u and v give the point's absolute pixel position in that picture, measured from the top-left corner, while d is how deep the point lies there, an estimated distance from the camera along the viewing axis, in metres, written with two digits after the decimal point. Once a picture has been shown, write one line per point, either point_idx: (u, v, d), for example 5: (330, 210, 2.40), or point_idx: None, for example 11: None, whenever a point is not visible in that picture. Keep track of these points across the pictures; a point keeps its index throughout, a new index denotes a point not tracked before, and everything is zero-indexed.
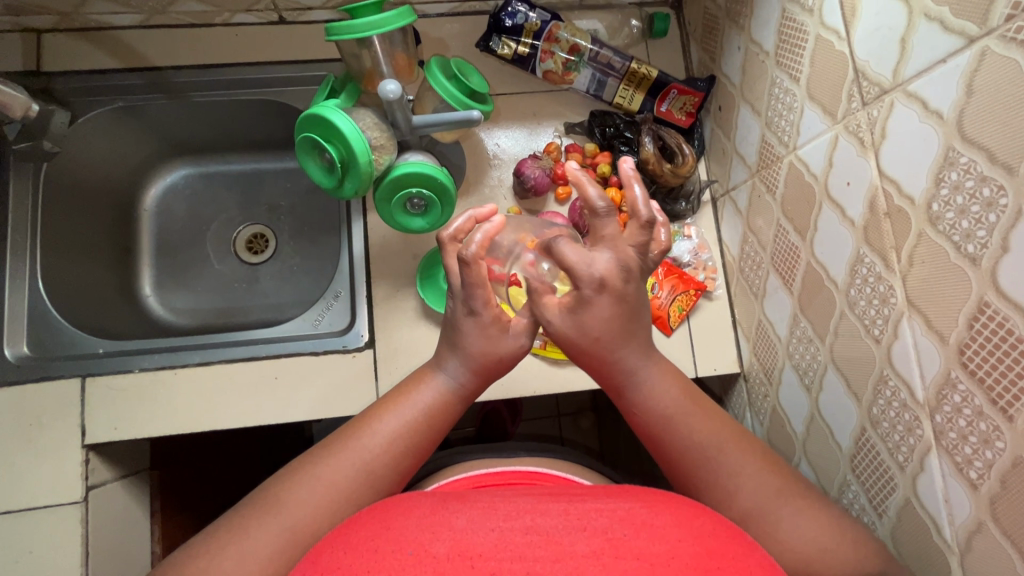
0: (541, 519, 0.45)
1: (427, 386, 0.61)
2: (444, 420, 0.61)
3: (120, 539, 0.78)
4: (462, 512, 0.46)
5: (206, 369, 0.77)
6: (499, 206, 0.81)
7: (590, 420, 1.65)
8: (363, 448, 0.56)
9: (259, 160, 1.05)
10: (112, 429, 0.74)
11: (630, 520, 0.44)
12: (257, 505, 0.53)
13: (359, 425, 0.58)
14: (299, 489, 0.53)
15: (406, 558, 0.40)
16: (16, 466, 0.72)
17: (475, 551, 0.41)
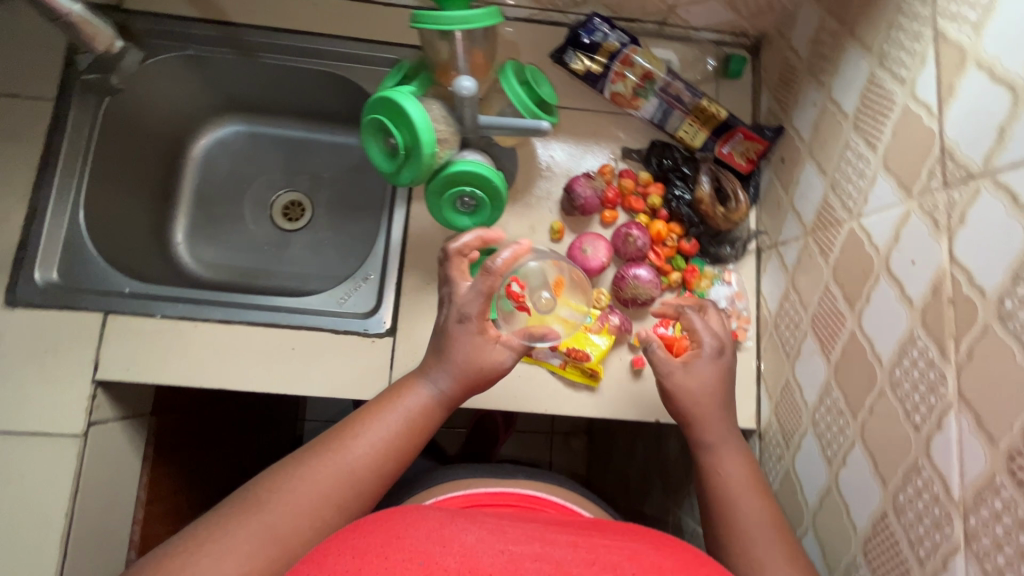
0: (549, 549, 0.45)
1: (414, 395, 0.62)
2: (427, 428, 0.62)
3: (110, 479, 0.78)
4: (471, 532, 0.47)
5: (226, 328, 0.76)
6: (543, 219, 0.80)
7: (582, 443, 1.63)
8: (345, 455, 0.56)
9: (311, 129, 1.05)
10: (124, 370, 0.74)
11: (641, 560, 0.44)
12: (240, 505, 0.52)
13: (344, 432, 0.59)
14: (281, 496, 0.53)
15: (417, 568, 0.40)
16: (24, 388, 0.72)
17: (484, 570, 0.40)
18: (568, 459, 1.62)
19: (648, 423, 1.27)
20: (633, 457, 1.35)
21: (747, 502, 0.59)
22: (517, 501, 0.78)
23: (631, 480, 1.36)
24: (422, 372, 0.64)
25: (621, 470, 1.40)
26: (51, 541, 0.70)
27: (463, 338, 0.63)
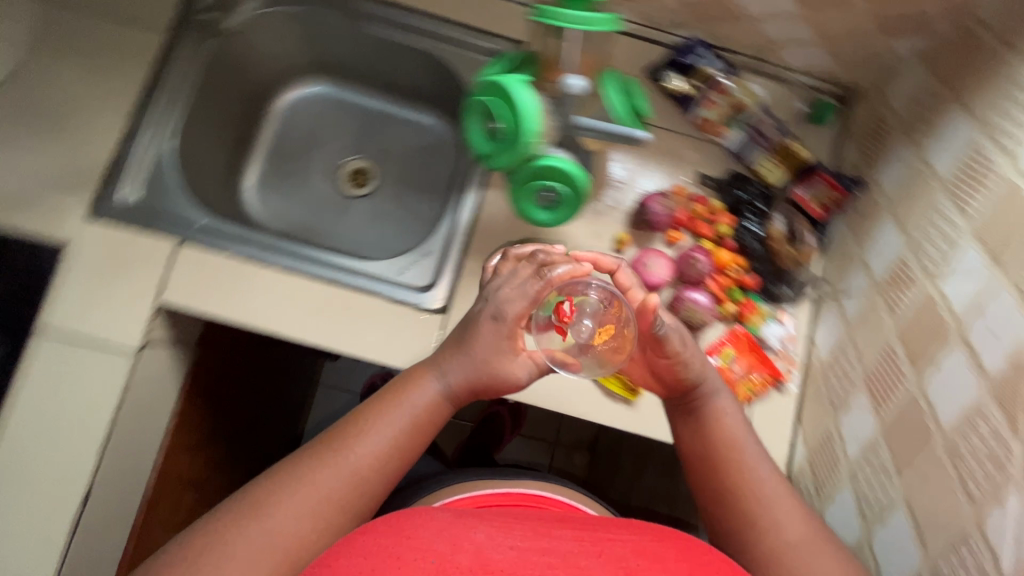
0: (554, 543, 0.53)
1: (421, 391, 0.61)
2: (435, 423, 0.62)
3: (150, 401, 0.81)
4: (480, 529, 0.53)
5: (289, 277, 0.79)
6: (609, 228, 0.81)
7: (584, 458, 1.64)
8: (348, 455, 0.56)
9: (391, 103, 1.08)
10: (187, 299, 0.77)
11: (648, 552, 0.53)
12: (243, 505, 0.52)
13: (347, 430, 0.58)
14: (285, 498, 0.53)
15: (430, 565, 0.47)
16: (91, 299, 0.75)
17: (494, 566, 0.48)
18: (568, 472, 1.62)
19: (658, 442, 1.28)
20: (637, 481, 1.36)
21: (750, 458, 0.63)
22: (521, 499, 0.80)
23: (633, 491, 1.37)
24: (431, 367, 0.63)
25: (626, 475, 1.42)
26: (91, 448, 0.73)
27: (487, 336, 0.62)
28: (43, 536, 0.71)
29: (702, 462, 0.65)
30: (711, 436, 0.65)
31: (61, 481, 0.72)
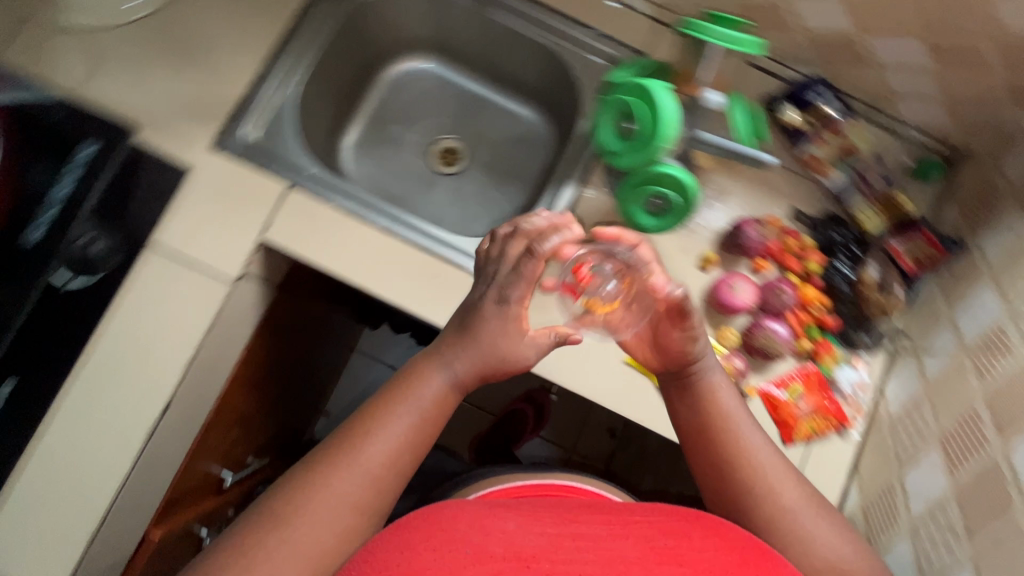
0: (581, 529, 0.55)
1: (428, 382, 0.59)
2: (445, 414, 0.60)
3: (233, 330, 0.84)
4: (510, 518, 0.56)
5: (385, 238, 0.82)
6: (698, 245, 0.82)
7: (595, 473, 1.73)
8: (360, 457, 0.55)
9: (492, 90, 1.11)
10: (288, 240, 0.80)
11: (671, 532, 0.55)
12: (263, 519, 0.51)
13: (356, 431, 0.56)
14: (302, 511, 0.52)
15: (467, 558, 0.49)
16: (202, 223, 0.79)
17: (528, 554, 0.50)
18: None
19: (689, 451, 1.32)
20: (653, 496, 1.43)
21: (745, 434, 0.64)
22: (561, 491, 0.81)
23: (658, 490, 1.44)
24: (437, 355, 0.60)
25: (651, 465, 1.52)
26: (177, 366, 0.76)
27: (493, 321, 0.58)
28: (120, 443, 0.74)
29: (695, 435, 0.66)
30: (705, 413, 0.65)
31: (145, 393, 0.75)
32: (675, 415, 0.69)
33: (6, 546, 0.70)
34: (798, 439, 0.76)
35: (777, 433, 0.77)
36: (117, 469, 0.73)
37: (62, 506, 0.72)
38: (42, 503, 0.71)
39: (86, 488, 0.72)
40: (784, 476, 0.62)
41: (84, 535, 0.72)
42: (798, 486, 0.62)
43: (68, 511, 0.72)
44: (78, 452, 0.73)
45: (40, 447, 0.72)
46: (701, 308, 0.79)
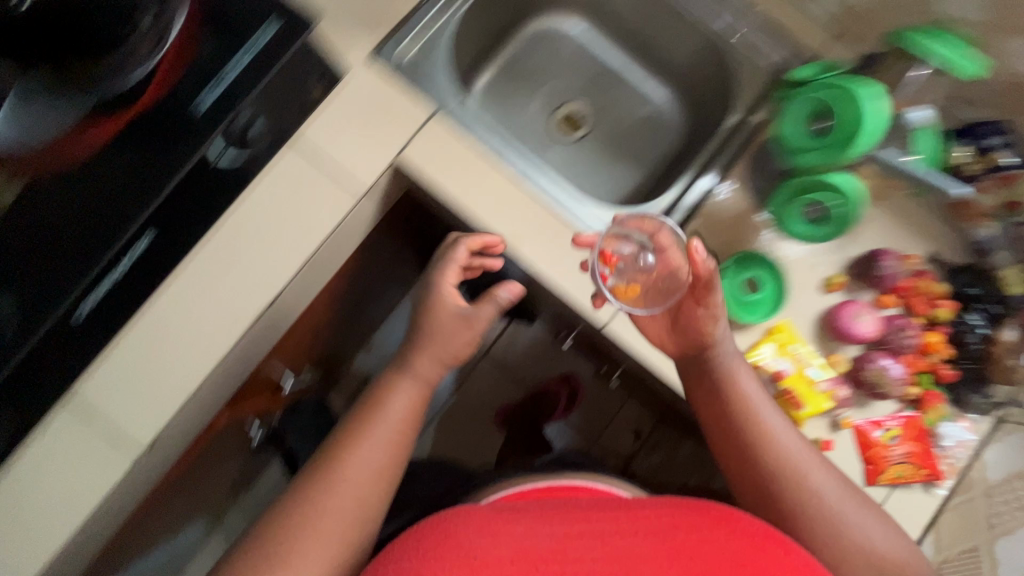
0: (589, 525, 0.58)
1: (396, 392, 0.77)
2: (413, 418, 0.77)
3: (344, 241, 0.85)
4: (519, 520, 0.59)
5: (514, 185, 0.82)
6: (825, 265, 0.80)
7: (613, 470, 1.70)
8: (354, 462, 0.68)
9: (631, 65, 1.09)
10: (421, 166, 0.81)
11: (681, 523, 0.58)
12: (286, 524, 0.62)
13: (348, 445, 0.70)
14: (314, 513, 0.63)
15: (476, 562, 0.52)
16: (344, 129, 0.79)
17: (535, 557, 0.54)
18: None
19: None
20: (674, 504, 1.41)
21: (764, 416, 0.71)
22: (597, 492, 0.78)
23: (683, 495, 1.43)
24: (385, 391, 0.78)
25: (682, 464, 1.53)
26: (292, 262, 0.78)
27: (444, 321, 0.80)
28: (225, 322, 0.76)
29: (714, 416, 0.74)
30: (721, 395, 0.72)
31: (258, 280, 0.76)
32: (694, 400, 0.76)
33: (107, 391, 0.73)
34: (883, 481, 0.74)
35: (861, 470, 0.76)
36: (218, 346, 0.75)
37: (163, 369, 0.74)
38: (144, 362, 0.74)
39: (186, 357, 0.75)
40: (798, 453, 0.69)
41: (176, 400, 0.74)
42: (814, 461, 0.69)
43: (167, 373, 0.74)
44: (186, 321, 0.75)
45: (151, 305, 0.75)
46: (815, 328, 0.78)
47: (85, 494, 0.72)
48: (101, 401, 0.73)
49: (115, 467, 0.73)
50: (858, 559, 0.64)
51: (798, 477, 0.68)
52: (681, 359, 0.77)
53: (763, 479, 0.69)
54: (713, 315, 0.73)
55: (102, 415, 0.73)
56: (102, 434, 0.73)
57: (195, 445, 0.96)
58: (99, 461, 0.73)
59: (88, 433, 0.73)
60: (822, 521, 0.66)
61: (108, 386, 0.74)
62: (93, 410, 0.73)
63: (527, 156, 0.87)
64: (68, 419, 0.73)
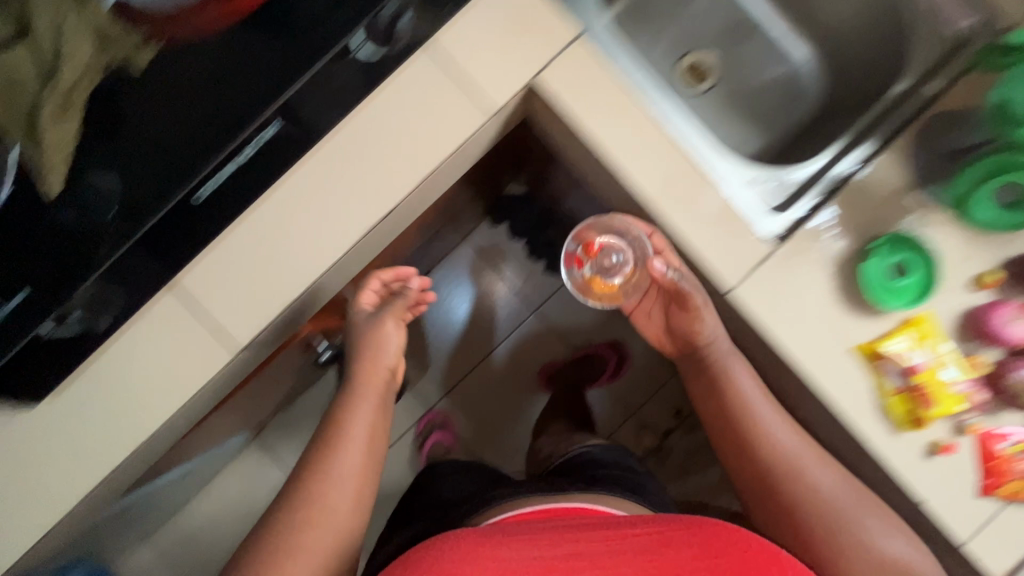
0: (584, 546, 0.58)
1: (367, 401, 0.83)
2: (380, 426, 0.82)
3: (456, 164, 0.80)
4: (507, 541, 0.58)
5: (654, 126, 0.75)
6: (981, 260, 0.73)
7: (650, 444, 1.65)
8: (333, 476, 0.74)
9: (774, 18, 0.99)
10: (557, 92, 0.74)
11: (669, 541, 0.59)
12: (271, 549, 0.68)
13: (324, 462, 0.75)
14: (299, 535, 0.69)
15: None
16: (481, 40, 0.73)
17: None
18: (630, 444, 1.66)
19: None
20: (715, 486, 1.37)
21: (757, 407, 0.80)
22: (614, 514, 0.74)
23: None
24: (352, 396, 0.83)
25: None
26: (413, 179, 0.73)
27: (364, 330, 0.89)
28: (337, 231, 0.72)
29: (714, 410, 0.84)
30: (719, 388, 0.83)
31: (375, 192, 0.72)
32: (705, 403, 0.86)
33: (210, 286, 0.71)
34: (1000, 496, 0.70)
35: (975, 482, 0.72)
36: (328, 256, 0.72)
37: (269, 270, 0.72)
38: (248, 261, 0.71)
39: (293, 262, 0.72)
40: (792, 448, 0.77)
41: (279, 305, 0.72)
42: (811, 457, 0.77)
43: (273, 276, 0.72)
44: (297, 224, 0.72)
45: (265, 200, 0.71)
46: (955, 326, 0.72)
47: (181, 387, 0.70)
48: (204, 294, 0.71)
49: (213, 364, 0.71)
50: (859, 558, 0.70)
51: (796, 471, 0.76)
52: (682, 354, 0.88)
53: (756, 470, 0.78)
54: (699, 316, 0.80)
55: (203, 310, 0.71)
56: (202, 328, 0.71)
57: (263, 366, 0.97)
58: (197, 355, 0.71)
59: (189, 325, 0.71)
60: (818, 511, 0.73)
61: (213, 280, 0.71)
62: (195, 303, 0.71)
63: (672, 94, 0.79)
64: (171, 307, 0.70)
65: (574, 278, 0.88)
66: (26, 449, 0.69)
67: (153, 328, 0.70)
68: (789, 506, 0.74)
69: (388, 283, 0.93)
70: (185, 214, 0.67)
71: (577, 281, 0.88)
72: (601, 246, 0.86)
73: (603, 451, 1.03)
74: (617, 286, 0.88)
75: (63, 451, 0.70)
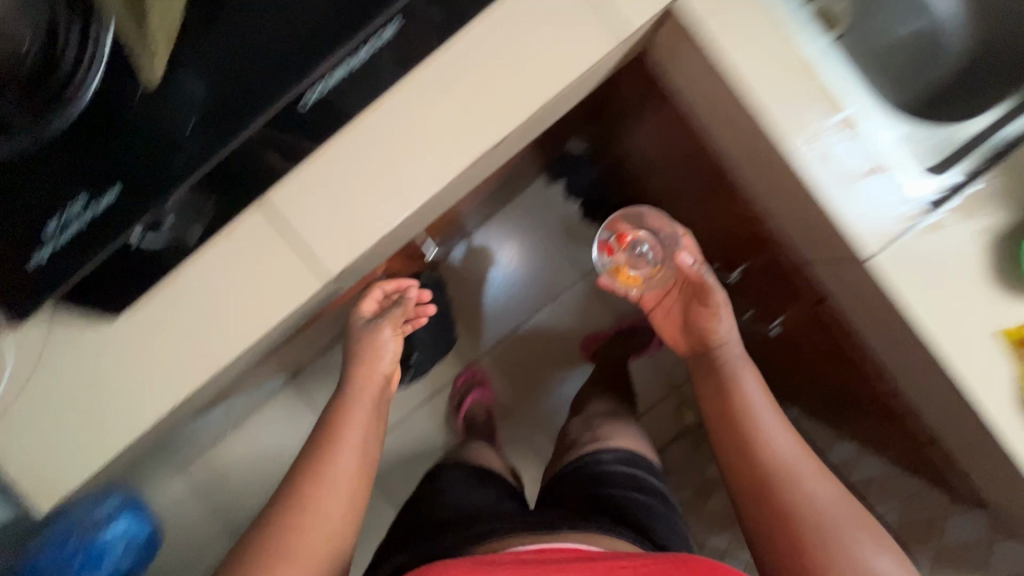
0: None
1: (363, 401, 0.85)
2: (370, 425, 0.83)
3: (568, 96, 0.73)
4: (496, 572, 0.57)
5: (805, 64, 0.67)
6: None
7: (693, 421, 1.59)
8: (326, 473, 0.75)
9: None
10: (699, 17, 0.66)
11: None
12: (266, 543, 0.68)
13: (317, 462, 0.77)
14: (292, 532, 0.69)
15: None
16: None
17: None
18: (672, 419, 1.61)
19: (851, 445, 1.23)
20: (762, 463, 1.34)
21: (760, 414, 0.85)
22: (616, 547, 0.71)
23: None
24: (350, 397, 0.85)
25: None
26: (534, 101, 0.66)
27: (364, 341, 0.92)
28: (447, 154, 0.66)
29: (722, 413, 0.90)
30: (724, 389, 0.89)
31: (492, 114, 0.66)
32: (705, 399, 0.93)
33: (305, 209, 0.65)
34: None
35: None
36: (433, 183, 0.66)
37: (369, 197, 0.66)
38: (322, 195, 0.65)
39: (397, 188, 0.66)
40: (791, 454, 0.79)
41: (375, 233, 0.66)
42: (809, 468, 0.78)
43: (374, 203, 0.66)
44: (404, 144, 0.65)
45: (365, 118, 0.65)
46: None
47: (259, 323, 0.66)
48: (300, 219, 0.65)
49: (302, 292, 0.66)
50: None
51: (794, 479, 0.77)
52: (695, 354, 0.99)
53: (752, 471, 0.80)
54: (715, 313, 0.94)
55: (295, 232, 0.65)
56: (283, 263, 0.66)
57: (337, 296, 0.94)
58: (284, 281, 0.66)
59: (278, 251, 0.65)
60: (824, 521, 0.72)
61: (310, 202, 0.65)
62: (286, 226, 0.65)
63: (824, 32, 0.70)
64: (263, 227, 0.65)
65: (605, 263, 1.17)
66: (103, 367, 0.67)
67: (242, 251, 0.65)
68: (783, 515, 0.74)
69: (386, 294, 0.98)
70: (290, 120, 0.61)
71: (607, 264, 1.17)
72: (630, 241, 1.14)
73: (622, 463, 0.98)
74: (638, 277, 1.11)
75: (136, 376, 0.67)
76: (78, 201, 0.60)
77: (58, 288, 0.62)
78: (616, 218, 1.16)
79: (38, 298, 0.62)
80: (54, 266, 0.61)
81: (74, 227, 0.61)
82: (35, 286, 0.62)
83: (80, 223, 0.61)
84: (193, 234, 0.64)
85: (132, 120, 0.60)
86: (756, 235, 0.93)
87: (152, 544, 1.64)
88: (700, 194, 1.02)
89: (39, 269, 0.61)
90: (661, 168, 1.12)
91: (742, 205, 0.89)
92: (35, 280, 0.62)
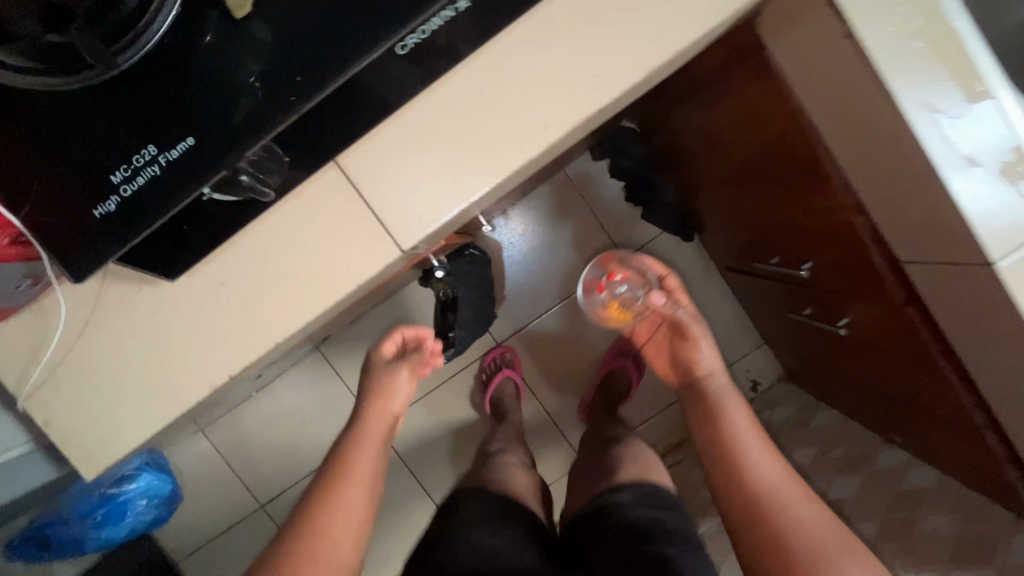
0: None
1: (377, 441, 0.89)
2: (380, 467, 0.87)
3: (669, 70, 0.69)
4: None
5: (942, 36, 0.62)
6: None
7: None
8: (336, 514, 0.77)
9: None
10: None
11: None
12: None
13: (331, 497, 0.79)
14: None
15: None
16: None
17: None
18: None
19: (895, 448, 1.21)
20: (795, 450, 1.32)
21: (741, 433, 0.98)
22: None
23: (807, 457, 1.38)
24: (353, 434, 0.89)
25: (810, 429, 1.46)
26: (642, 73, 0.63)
27: (379, 381, 0.97)
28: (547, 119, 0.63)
29: (709, 436, 1.01)
30: (712, 410, 1.03)
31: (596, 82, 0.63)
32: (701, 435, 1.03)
33: (397, 158, 0.63)
34: None
35: None
36: (531, 145, 0.63)
37: (460, 152, 0.63)
38: (334, 226, 0.64)
39: (491, 146, 0.63)
40: (776, 481, 0.89)
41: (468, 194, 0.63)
42: (797, 496, 0.87)
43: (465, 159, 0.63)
44: (509, 103, 0.62)
45: (473, 61, 0.62)
46: None
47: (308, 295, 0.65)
48: (387, 171, 0.63)
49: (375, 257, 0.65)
50: None
51: (783, 505, 0.86)
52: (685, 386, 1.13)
53: (721, 469, 0.95)
54: (693, 344, 1.14)
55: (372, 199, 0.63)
56: (348, 239, 0.64)
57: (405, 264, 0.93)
58: (353, 249, 0.64)
59: (355, 211, 0.64)
60: (812, 549, 0.79)
61: (402, 150, 0.63)
62: (373, 178, 0.63)
63: None
64: (344, 184, 0.63)
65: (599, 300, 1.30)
66: (156, 328, 0.65)
67: (322, 203, 0.64)
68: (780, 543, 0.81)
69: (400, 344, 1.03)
70: (389, 66, 0.59)
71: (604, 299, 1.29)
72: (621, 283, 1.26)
73: (641, 504, 0.86)
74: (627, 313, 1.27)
75: (181, 347, 0.66)
76: (150, 152, 0.58)
77: (117, 241, 0.58)
78: (607, 260, 1.28)
79: (100, 248, 0.59)
80: (119, 216, 0.58)
81: (142, 177, 0.58)
82: (96, 237, 0.59)
83: (149, 174, 0.58)
84: (267, 194, 0.62)
85: (209, 70, 0.58)
86: (833, 230, 0.88)
87: (173, 500, 1.66)
88: (773, 180, 0.98)
89: (104, 219, 0.58)
90: (729, 151, 1.08)
91: (821, 195, 0.85)
92: (98, 230, 0.59)
